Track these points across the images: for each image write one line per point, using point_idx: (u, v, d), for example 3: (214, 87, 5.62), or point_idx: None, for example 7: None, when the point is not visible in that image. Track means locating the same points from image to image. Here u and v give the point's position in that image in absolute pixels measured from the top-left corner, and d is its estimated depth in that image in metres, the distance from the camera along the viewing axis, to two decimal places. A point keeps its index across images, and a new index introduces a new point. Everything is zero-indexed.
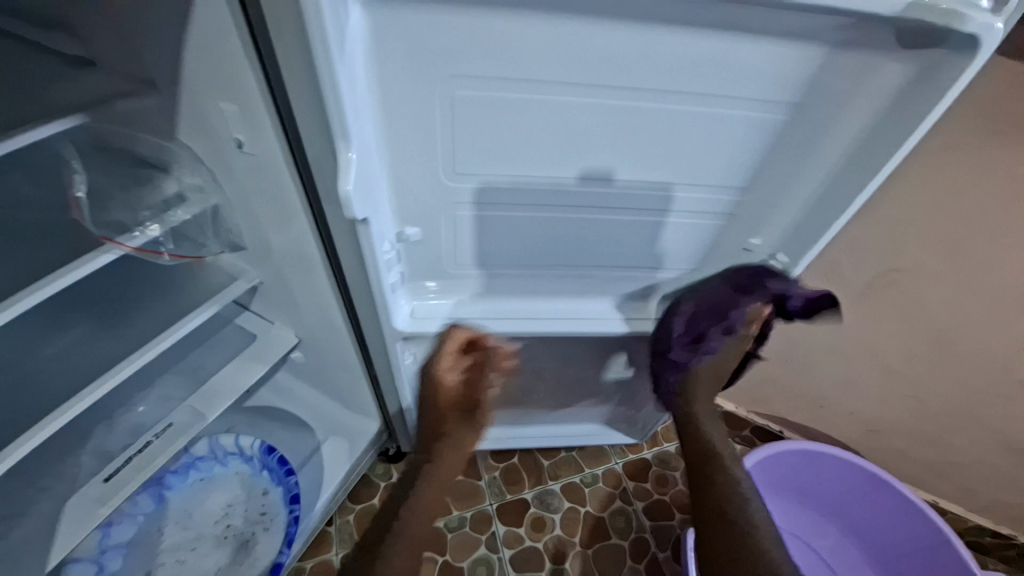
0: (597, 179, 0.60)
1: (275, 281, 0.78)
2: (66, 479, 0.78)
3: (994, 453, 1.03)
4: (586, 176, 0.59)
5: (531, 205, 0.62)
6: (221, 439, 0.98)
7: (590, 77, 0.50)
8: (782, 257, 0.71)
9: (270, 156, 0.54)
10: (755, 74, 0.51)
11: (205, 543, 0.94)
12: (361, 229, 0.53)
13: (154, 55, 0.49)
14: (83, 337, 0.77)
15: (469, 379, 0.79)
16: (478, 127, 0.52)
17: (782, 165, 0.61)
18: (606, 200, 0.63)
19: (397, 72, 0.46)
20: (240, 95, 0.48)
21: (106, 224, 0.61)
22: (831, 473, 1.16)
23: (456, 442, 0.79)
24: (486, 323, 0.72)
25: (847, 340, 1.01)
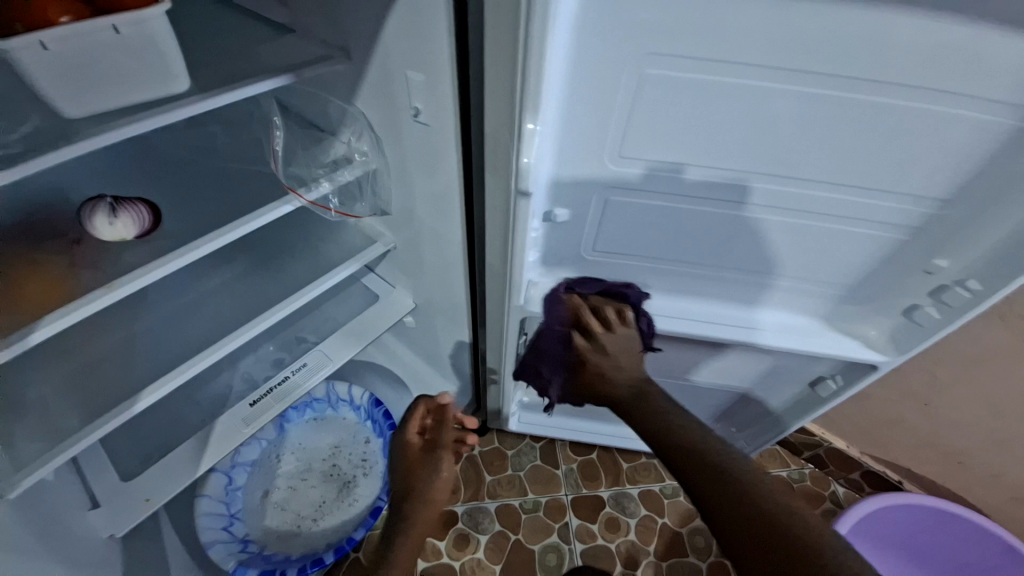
0: (659, 174, 0.57)
1: (408, 247, 0.83)
2: (218, 398, 0.89)
3: None
4: (647, 173, 0.57)
5: (689, 195, 0.59)
6: (337, 386, 1.08)
7: (796, 62, 0.46)
8: (971, 284, 0.58)
9: (442, 126, 0.56)
10: (1003, 70, 0.44)
11: (313, 477, 1.04)
12: (521, 204, 0.54)
13: (363, 25, 0.54)
14: (244, 275, 0.86)
15: (433, 440, 0.81)
16: (655, 113, 0.51)
17: (1006, 179, 0.52)
18: (659, 191, 0.59)
19: (592, 49, 0.46)
20: (431, 63, 0.50)
21: (291, 176, 0.67)
22: (963, 540, 1.01)
23: (432, 496, 0.75)
24: None
25: (1016, 394, 0.86)
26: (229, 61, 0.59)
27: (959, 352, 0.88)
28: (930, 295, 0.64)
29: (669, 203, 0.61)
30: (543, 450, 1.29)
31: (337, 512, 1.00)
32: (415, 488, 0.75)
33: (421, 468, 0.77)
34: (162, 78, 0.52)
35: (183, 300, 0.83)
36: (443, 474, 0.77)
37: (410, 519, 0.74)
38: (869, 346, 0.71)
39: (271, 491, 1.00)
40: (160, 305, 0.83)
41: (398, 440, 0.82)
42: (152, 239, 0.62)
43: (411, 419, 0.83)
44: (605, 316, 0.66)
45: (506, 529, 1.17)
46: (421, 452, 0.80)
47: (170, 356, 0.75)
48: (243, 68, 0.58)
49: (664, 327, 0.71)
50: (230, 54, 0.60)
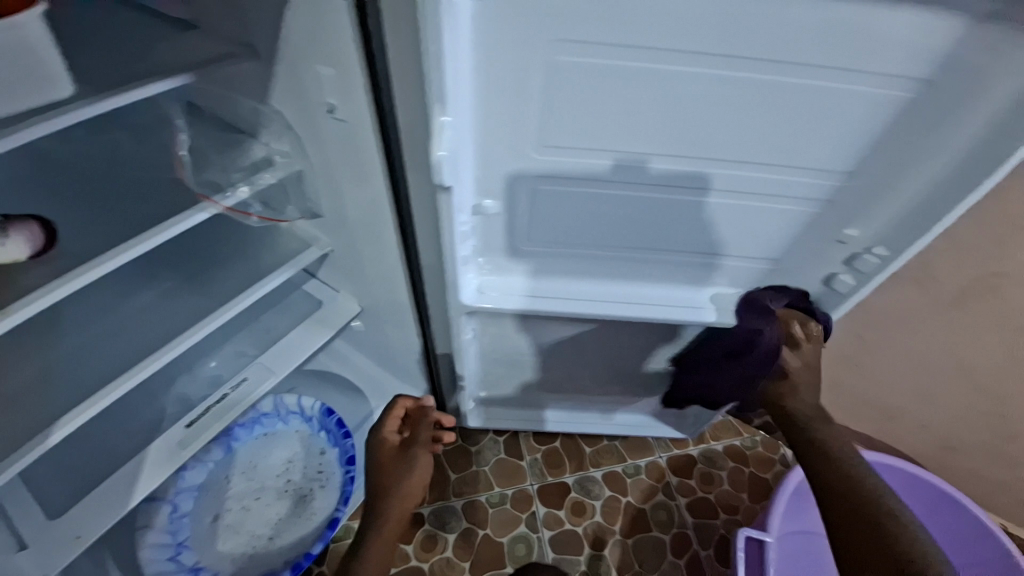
0: (624, 171, 0.59)
1: (345, 249, 0.80)
2: (152, 422, 0.84)
3: None
4: (615, 168, 0.58)
5: (644, 185, 0.61)
6: (286, 398, 1.04)
7: (698, 44, 0.47)
8: (878, 251, 0.64)
9: (359, 122, 0.54)
10: (883, 48, 0.47)
11: (266, 495, 1.00)
12: (443, 198, 0.53)
13: (265, 18, 0.51)
14: (169, 291, 0.81)
15: (410, 439, 0.80)
16: (569, 101, 0.51)
17: (895, 151, 0.56)
18: (614, 181, 0.60)
19: (498, 37, 0.46)
20: (338, 56, 0.49)
21: (204, 183, 0.64)
22: (897, 489, 1.09)
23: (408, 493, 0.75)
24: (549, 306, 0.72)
25: (930, 348, 0.94)
26: (122, 62, 0.55)
27: (881, 314, 0.95)
28: (845, 263, 0.68)
29: (598, 190, 0.62)
30: (506, 443, 1.29)
31: (294, 528, 0.97)
32: (390, 486, 0.75)
33: (395, 467, 0.77)
34: (42, 84, 0.47)
35: (101, 322, 0.77)
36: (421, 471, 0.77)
37: (382, 517, 0.73)
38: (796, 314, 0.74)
39: (222, 514, 0.96)
40: (74, 330, 0.76)
41: (373, 438, 0.81)
42: (51, 258, 0.57)
43: (387, 419, 0.82)
44: (807, 331, 0.72)
45: (473, 525, 1.17)
46: (396, 452, 0.79)
47: (86, 383, 0.69)
48: (136, 69, 0.54)
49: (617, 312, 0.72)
50: (123, 54, 0.56)
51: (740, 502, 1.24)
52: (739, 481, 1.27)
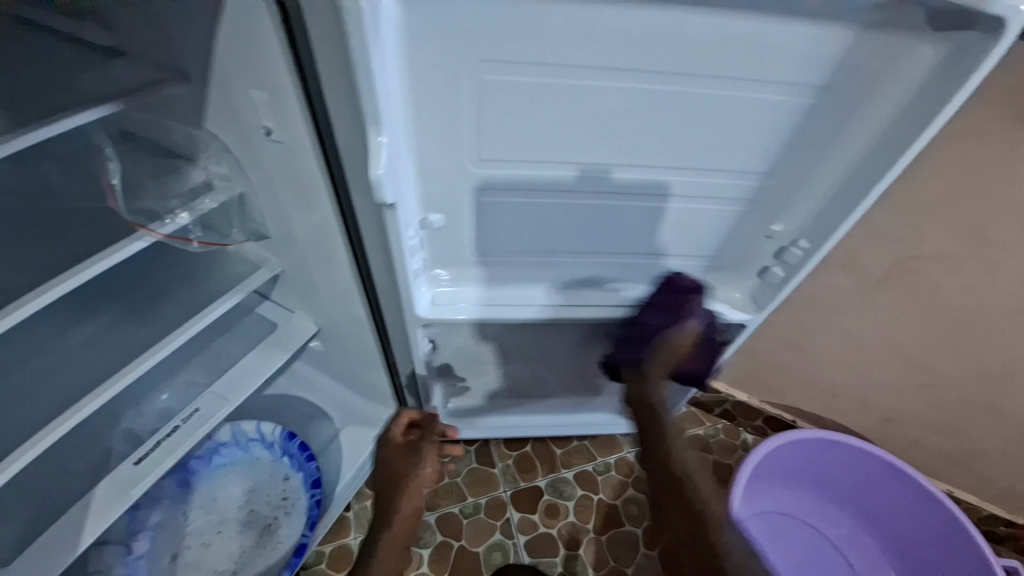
0: (592, 177, 0.62)
1: (297, 269, 0.79)
2: (98, 462, 0.80)
3: (1008, 441, 1.04)
4: (582, 175, 0.61)
5: (614, 195, 0.65)
6: (244, 426, 1.01)
7: (619, 59, 0.50)
8: (802, 244, 0.69)
9: (298, 143, 0.54)
10: (783, 58, 0.52)
11: (229, 527, 0.96)
12: (388, 214, 0.54)
13: (193, 43, 0.50)
14: (110, 323, 0.78)
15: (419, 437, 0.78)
16: (504, 115, 0.54)
17: (806, 150, 0.61)
18: (591, 193, 0.64)
19: (426, 56, 0.47)
20: (271, 80, 0.49)
21: (139, 211, 0.62)
22: (846, 462, 1.16)
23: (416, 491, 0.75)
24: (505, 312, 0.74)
25: (862, 328, 1.01)
26: (48, 96, 0.55)
27: (817, 299, 1.01)
28: (775, 256, 0.73)
29: (554, 200, 0.65)
30: (478, 452, 1.30)
31: (261, 559, 0.94)
32: (400, 485, 0.74)
33: (404, 467, 0.75)
34: None
35: (36, 362, 0.73)
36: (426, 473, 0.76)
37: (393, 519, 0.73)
38: (737, 306, 0.79)
39: (181, 552, 0.92)
40: (4, 372, 0.71)
41: (381, 438, 0.78)
42: None
43: (394, 419, 0.79)
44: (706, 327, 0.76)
45: (448, 538, 1.16)
46: (404, 452, 0.77)
47: (21, 426, 0.66)
48: (61, 102, 0.54)
49: (570, 316, 0.75)
50: (48, 89, 0.55)
51: None
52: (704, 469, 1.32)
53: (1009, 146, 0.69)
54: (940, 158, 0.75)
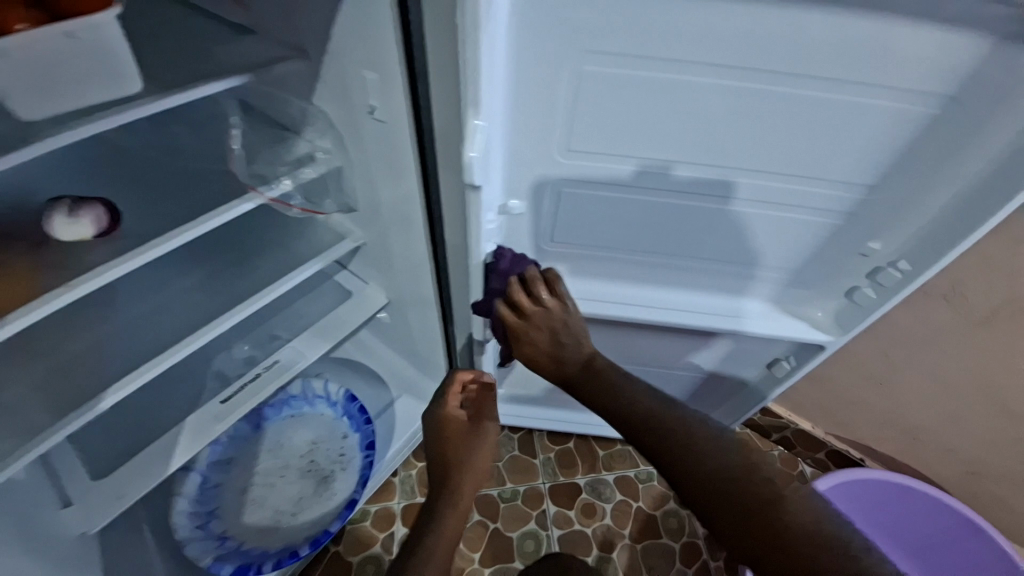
0: (650, 174, 0.61)
1: (377, 243, 0.84)
2: (191, 397, 0.90)
3: None
4: (641, 172, 0.60)
5: (674, 190, 0.62)
6: (313, 383, 1.10)
7: (725, 56, 0.49)
8: (902, 265, 0.64)
9: (398, 123, 0.58)
10: (908, 63, 0.48)
11: (290, 473, 1.05)
12: (471, 198, 0.57)
13: (316, 24, 0.55)
14: (212, 275, 0.86)
15: (478, 412, 0.80)
16: (596, 107, 0.54)
17: (919, 165, 0.56)
18: (650, 190, 0.63)
19: (528, 45, 0.49)
20: (382, 60, 0.52)
21: (253, 175, 0.68)
22: (920, 513, 1.06)
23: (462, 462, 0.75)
24: None
25: (957, 366, 0.92)
26: (186, 62, 0.60)
27: (908, 332, 0.93)
28: (869, 276, 0.68)
29: (615, 196, 0.64)
30: (520, 441, 1.32)
31: (316, 506, 1.02)
32: (455, 461, 0.74)
33: (468, 443, 0.76)
34: (116, 79, 0.52)
35: (151, 303, 0.83)
36: (568, 334, 0.68)
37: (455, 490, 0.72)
38: (817, 327, 0.75)
39: (249, 488, 1.01)
40: (126, 309, 0.82)
41: (437, 412, 0.78)
42: (115, 238, 0.63)
43: (445, 396, 0.79)
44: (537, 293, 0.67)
45: (485, 519, 1.19)
46: (465, 426, 0.78)
47: (136, 356, 0.75)
48: (200, 69, 0.59)
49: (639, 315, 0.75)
50: (187, 55, 0.61)
51: None
52: None
53: None
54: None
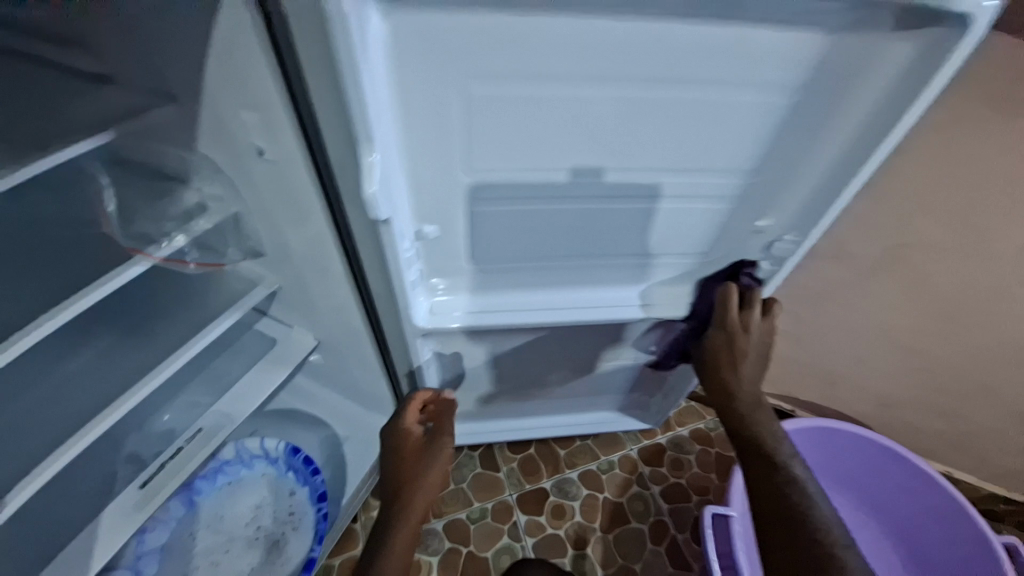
0: (584, 177, 0.63)
1: (295, 285, 0.79)
2: (103, 487, 0.79)
3: (1005, 422, 1.09)
4: (574, 175, 0.62)
5: (609, 194, 0.66)
6: (247, 443, 1.01)
7: (601, 69, 0.51)
8: (789, 236, 0.72)
9: (291, 160, 0.56)
10: (761, 63, 0.53)
11: (237, 545, 0.97)
12: (383, 231, 0.56)
13: (178, 69, 0.50)
14: (107, 347, 0.78)
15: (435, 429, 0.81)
16: (490, 126, 0.55)
17: (786, 147, 0.63)
18: (582, 195, 0.65)
19: (411, 75, 0.49)
20: (260, 101, 0.50)
21: (135, 236, 0.63)
22: (845, 449, 1.18)
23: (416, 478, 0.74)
24: (463, 319, 0.75)
25: (853, 312, 1.04)
26: (42, 130, 0.56)
27: (808, 289, 1.05)
28: (764, 250, 0.75)
29: (550, 202, 0.66)
30: (482, 457, 1.30)
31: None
32: (410, 476, 0.74)
33: (424, 458, 0.76)
34: None
35: (35, 393, 0.73)
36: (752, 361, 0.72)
37: (408, 505, 0.71)
38: None
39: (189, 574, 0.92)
40: (1, 404, 0.71)
41: (397, 427, 0.79)
42: None
43: (405, 412, 0.81)
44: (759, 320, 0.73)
45: (457, 545, 1.17)
46: (421, 442, 0.79)
47: (24, 457, 0.65)
48: (58, 135, 0.55)
49: (574, 318, 0.77)
50: (44, 122, 0.57)
51: (710, 482, 1.31)
52: (706, 462, 1.34)
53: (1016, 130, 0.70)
54: (936, 151, 0.77)
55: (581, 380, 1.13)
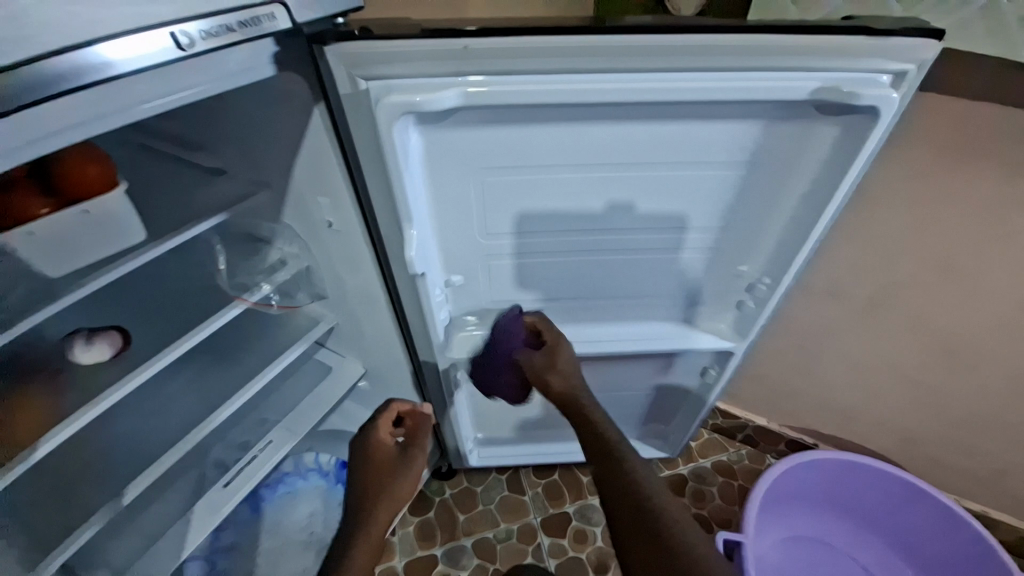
0: (619, 209, 0.73)
1: (348, 322, 0.96)
2: (193, 488, 0.96)
3: None
4: (611, 206, 0.72)
5: (647, 223, 0.75)
6: (304, 457, 1.19)
7: (586, 156, 0.66)
8: (766, 280, 0.81)
9: (351, 229, 0.73)
10: (718, 146, 0.66)
11: (292, 548, 1.12)
12: (419, 282, 0.73)
13: (275, 167, 0.69)
14: (203, 371, 0.97)
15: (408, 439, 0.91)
16: (506, 203, 0.71)
17: (750, 209, 0.74)
18: (624, 225, 0.75)
19: (440, 170, 0.65)
20: (331, 189, 0.68)
21: (235, 285, 0.83)
22: (869, 484, 1.20)
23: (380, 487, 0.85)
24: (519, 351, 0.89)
25: (860, 348, 1.09)
26: (174, 210, 0.73)
27: (813, 327, 1.12)
28: (746, 290, 0.85)
29: (587, 228, 0.75)
30: (509, 481, 1.40)
31: None
32: (377, 486, 0.86)
33: (392, 468, 0.88)
34: (122, 233, 0.64)
35: (150, 407, 0.92)
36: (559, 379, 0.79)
37: (372, 511, 0.83)
38: (721, 335, 0.90)
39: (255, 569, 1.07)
40: (126, 416, 0.91)
41: (371, 439, 0.91)
42: (125, 357, 0.74)
43: (380, 424, 0.92)
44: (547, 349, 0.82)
45: (484, 562, 1.26)
46: (392, 452, 0.90)
47: (144, 457, 0.84)
48: (186, 214, 0.72)
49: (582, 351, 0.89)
50: (174, 204, 0.74)
51: (732, 514, 1.34)
52: (729, 495, 1.37)
53: (975, 181, 0.80)
54: (907, 199, 0.86)
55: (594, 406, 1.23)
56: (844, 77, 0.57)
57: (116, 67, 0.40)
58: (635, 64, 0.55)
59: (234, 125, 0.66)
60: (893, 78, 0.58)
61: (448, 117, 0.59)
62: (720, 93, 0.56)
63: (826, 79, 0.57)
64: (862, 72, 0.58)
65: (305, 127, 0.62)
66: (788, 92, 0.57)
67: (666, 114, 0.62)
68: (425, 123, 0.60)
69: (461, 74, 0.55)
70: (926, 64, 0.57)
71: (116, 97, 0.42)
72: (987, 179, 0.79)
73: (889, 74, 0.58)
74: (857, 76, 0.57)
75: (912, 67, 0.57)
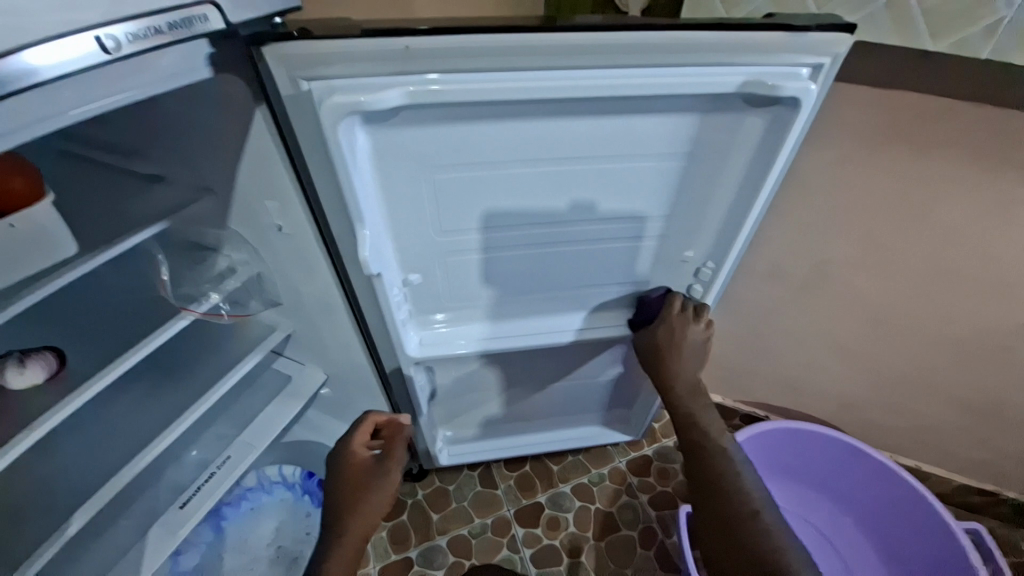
0: (582, 208, 0.77)
1: (306, 328, 0.94)
2: (147, 512, 0.92)
3: (955, 414, 1.20)
4: (573, 205, 0.76)
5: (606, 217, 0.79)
6: (266, 470, 1.15)
7: (535, 151, 0.68)
8: (709, 264, 0.87)
9: (302, 232, 0.72)
10: (659, 138, 0.70)
11: (259, 564, 1.09)
12: (376, 283, 0.73)
13: (217, 172, 0.67)
14: (151, 389, 0.92)
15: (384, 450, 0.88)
16: (459, 200, 0.71)
17: (691, 197, 0.78)
18: (580, 220, 0.79)
19: (389, 170, 0.65)
20: (279, 192, 0.67)
21: (181, 296, 0.80)
22: (813, 449, 1.30)
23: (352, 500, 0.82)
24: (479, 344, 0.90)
25: (800, 323, 1.18)
26: (108, 221, 0.69)
27: (757, 307, 1.19)
28: (694, 276, 0.90)
29: (542, 224, 0.78)
30: (481, 477, 1.41)
31: None
32: (349, 500, 0.82)
33: (366, 479, 0.84)
34: (52, 247, 0.60)
35: (93, 431, 0.86)
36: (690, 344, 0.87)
37: (344, 528, 0.79)
38: None
39: None
40: (67, 442, 0.85)
41: (345, 451, 0.88)
42: (62, 379, 0.70)
43: (355, 435, 0.89)
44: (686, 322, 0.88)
45: (460, 558, 1.26)
46: (367, 463, 0.87)
47: (89, 484, 0.79)
48: (123, 224, 0.69)
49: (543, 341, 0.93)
50: (108, 214, 0.70)
51: None
52: None
53: (887, 164, 0.88)
54: (832, 183, 0.94)
55: (557, 395, 1.27)
56: (768, 71, 0.62)
57: (40, 74, 0.38)
58: (580, 62, 0.57)
59: (170, 128, 0.63)
60: (811, 71, 0.63)
61: (396, 116, 0.60)
62: (658, 88, 0.60)
63: (751, 74, 0.61)
64: (783, 66, 0.62)
65: (247, 129, 0.61)
66: (718, 85, 0.60)
67: (609, 109, 0.65)
68: (372, 123, 0.60)
69: (405, 74, 0.55)
70: (839, 57, 0.62)
71: (40, 102, 0.40)
72: (897, 163, 0.87)
73: (808, 67, 0.63)
74: (778, 69, 0.62)
75: (827, 61, 0.62)
